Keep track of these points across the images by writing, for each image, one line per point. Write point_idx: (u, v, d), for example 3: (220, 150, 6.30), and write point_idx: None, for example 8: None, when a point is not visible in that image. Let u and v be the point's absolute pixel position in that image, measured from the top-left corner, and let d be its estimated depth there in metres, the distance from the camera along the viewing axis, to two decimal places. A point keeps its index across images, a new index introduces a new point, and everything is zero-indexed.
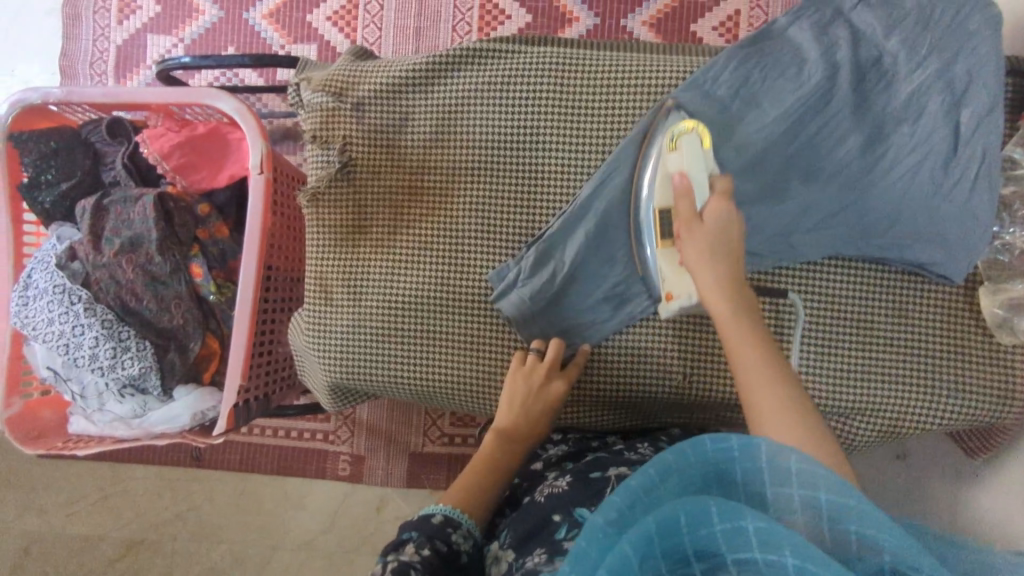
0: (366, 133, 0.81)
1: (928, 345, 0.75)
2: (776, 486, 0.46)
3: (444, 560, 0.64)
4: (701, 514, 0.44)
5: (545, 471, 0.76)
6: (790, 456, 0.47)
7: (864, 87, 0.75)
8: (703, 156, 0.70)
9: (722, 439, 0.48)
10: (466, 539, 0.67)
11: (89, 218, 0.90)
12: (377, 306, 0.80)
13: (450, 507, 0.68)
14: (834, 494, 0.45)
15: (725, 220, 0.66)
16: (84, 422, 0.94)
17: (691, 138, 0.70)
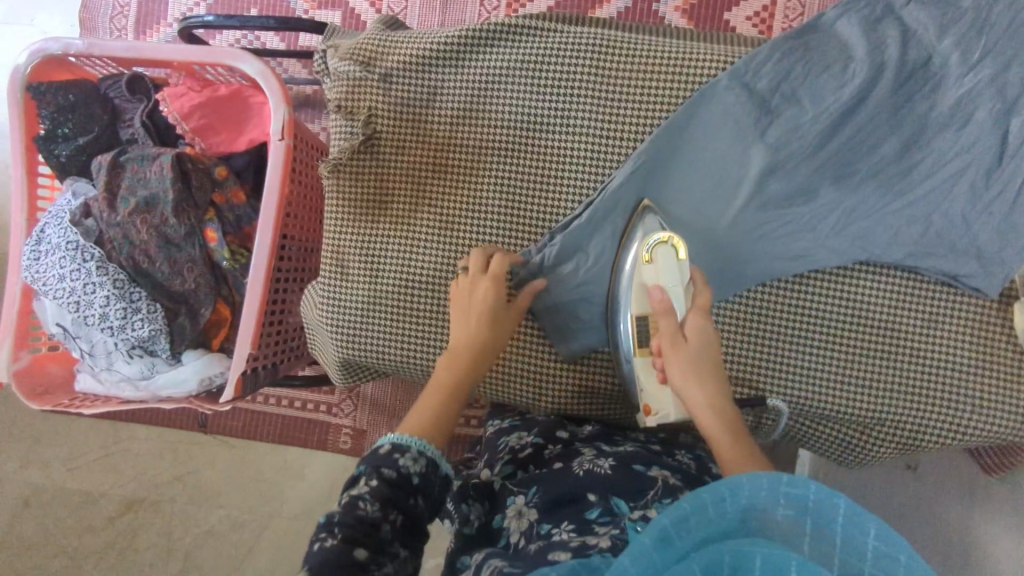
0: (392, 106, 0.79)
1: (956, 361, 0.73)
2: (848, 555, 0.41)
3: (397, 487, 0.56)
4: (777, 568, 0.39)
5: (577, 444, 0.72)
6: (871, 524, 0.41)
7: (912, 88, 0.72)
8: (678, 270, 0.67)
9: (804, 484, 0.43)
10: (417, 460, 0.58)
11: (105, 175, 0.88)
12: (393, 284, 0.79)
13: (398, 433, 0.59)
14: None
15: (706, 334, 0.62)
16: (91, 381, 0.93)
17: (666, 249, 0.68)
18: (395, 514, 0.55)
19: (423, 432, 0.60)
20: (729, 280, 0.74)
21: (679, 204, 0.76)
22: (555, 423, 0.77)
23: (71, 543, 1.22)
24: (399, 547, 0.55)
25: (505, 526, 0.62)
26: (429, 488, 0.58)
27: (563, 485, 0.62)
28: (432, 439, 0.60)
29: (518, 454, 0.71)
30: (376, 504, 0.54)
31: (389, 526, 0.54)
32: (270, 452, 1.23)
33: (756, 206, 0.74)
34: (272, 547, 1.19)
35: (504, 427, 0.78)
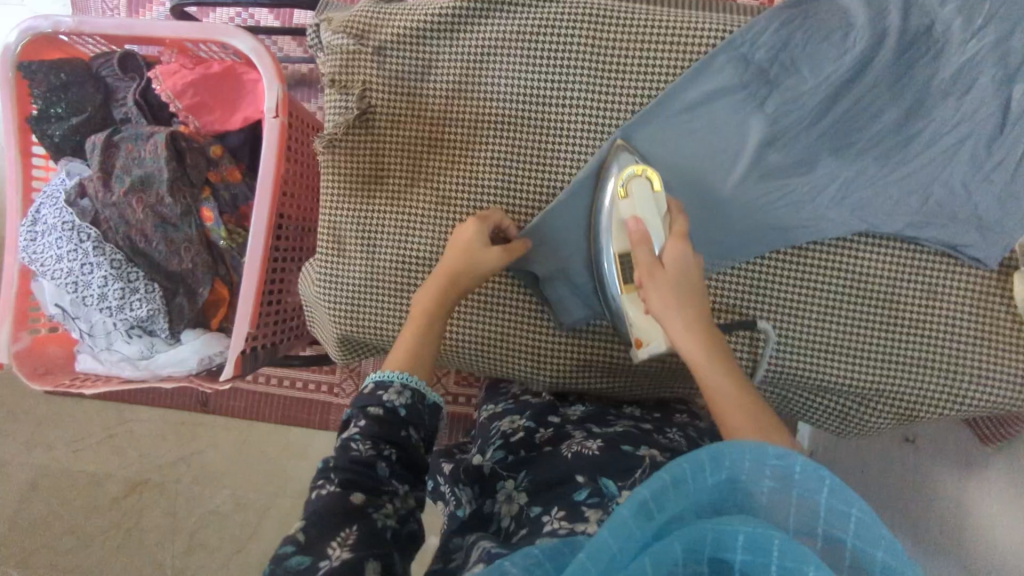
0: (387, 80, 0.78)
1: (955, 331, 0.73)
2: (829, 526, 0.41)
3: (386, 423, 0.57)
4: (761, 542, 0.39)
5: (568, 426, 0.72)
6: (854, 500, 0.41)
7: (913, 56, 0.71)
8: (654, 200, 0.69)
9: (789, 456, 0.42)
10: (402, 392, 0.59)
11: (99, 154, 0.88)
12: (391, 259, 0.78)
13: (381, 372, 0.61)
14: (890, 558, 0.39)
15: (683, 258, 0.63)
16: (92, 361, 0.93)
17: (641, 183, 0.69)
18: (388, 449, 0.56)
19: (407, 367, 0.62)
20: (726, 252, 0.74)
21: (677, 176, 0.75)
22: (550, 405, 0.78)
23: (79, 523, 1.24)
24: (399, 484, 0.56)
25: (495, 510, 0.62)
26: (418, 418, 0.59)
27: (554, 469, 0.62)
28: (416, 373, 0.62)
29: (510, 438, 0.71)
30: (367, 443, 0.55)
31: (385, 463, 0.55)
32: (273, 432, 1.24)
33: (754, 177, 0.74)
34: (277, 525, 1.20)
35: (499, 411, 0.78)
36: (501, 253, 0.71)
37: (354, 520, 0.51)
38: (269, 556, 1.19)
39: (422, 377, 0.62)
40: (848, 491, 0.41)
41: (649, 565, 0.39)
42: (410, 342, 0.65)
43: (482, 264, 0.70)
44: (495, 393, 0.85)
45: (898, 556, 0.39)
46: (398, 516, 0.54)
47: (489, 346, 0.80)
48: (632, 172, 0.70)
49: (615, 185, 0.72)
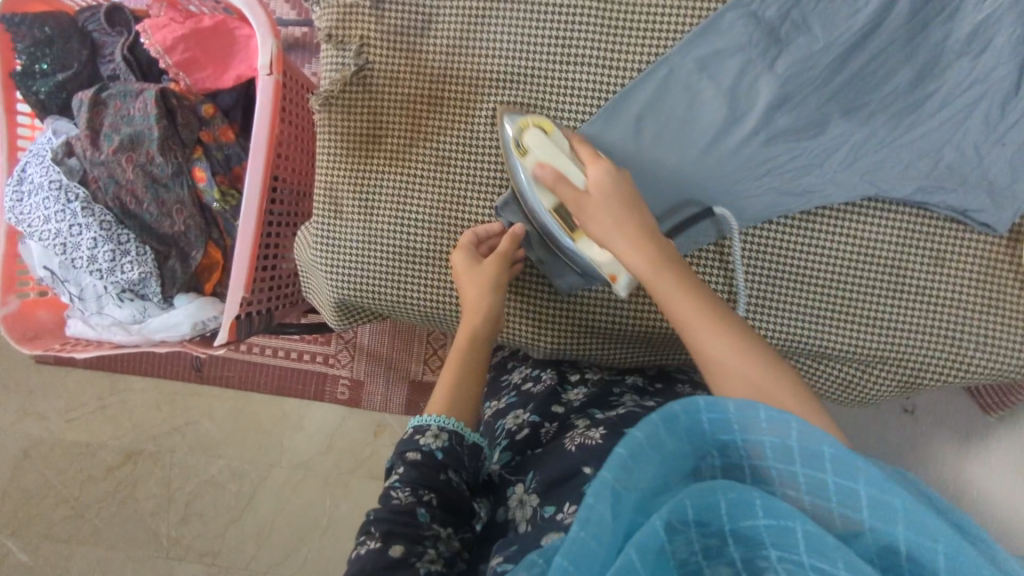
0: (385, 34, 0.75)
1: (963, 295, 0.71)
2: (808, 469, 0.42)
3: (424, 466, 0.57)
4: (744, 506, 0.42)
5: (572, 416, 0.69)
6: (824, 440, 0.42)
7: (926, 16, 0.69)
8: (551, 141, 0.68)
9: (751, 409, 0.43)
10: (439, 436, 0.59)
11: (86, 111, 0.85)
12: (389, 222, 0.77)
13: (418, 416, 0.61)
14: (870, 488, 0.40)
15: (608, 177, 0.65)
16: (82, 326, 0.91)
17: (533, 132, 0.69)
18: (428, 494, 0.56)
19: (446, 409, 0.62)
20: (734, 214, 0.72)
21: (680, 138, 0.73)
22: (553, 392, 0.73)
23: (74, 492, 1.24)
24: (442, 527, 0.56)
25: (510, 517, 0.62)
26: (458, 460, 0.59)
27: (559, 464, 0.62)
28: (454, 414, 0.61)
29: (516, 437, 0.68)
30: (407, 490, 0.56)
31: (425, 508, 0.56)
32: (267, 403, 1.23)
33: (762, 141, 0.72)
34: (272, 496, 1.20)
35: (501, 407, 0.74)
36: (493, 260, 0.71)
37: (395, 573, 0.52)
38: (265, 526, 1.20)
39: (461, 418, 0.62)
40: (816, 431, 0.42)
41: (634, 554, 0.40)
42: (449, 380, 0.64)
43: (486, 276, 0.70)
44: (496, 386, 0.80)
45: (874, 481, 0.40)
46: (442, 561, 0.55)
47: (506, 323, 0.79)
48: (518, 129, 0.70)
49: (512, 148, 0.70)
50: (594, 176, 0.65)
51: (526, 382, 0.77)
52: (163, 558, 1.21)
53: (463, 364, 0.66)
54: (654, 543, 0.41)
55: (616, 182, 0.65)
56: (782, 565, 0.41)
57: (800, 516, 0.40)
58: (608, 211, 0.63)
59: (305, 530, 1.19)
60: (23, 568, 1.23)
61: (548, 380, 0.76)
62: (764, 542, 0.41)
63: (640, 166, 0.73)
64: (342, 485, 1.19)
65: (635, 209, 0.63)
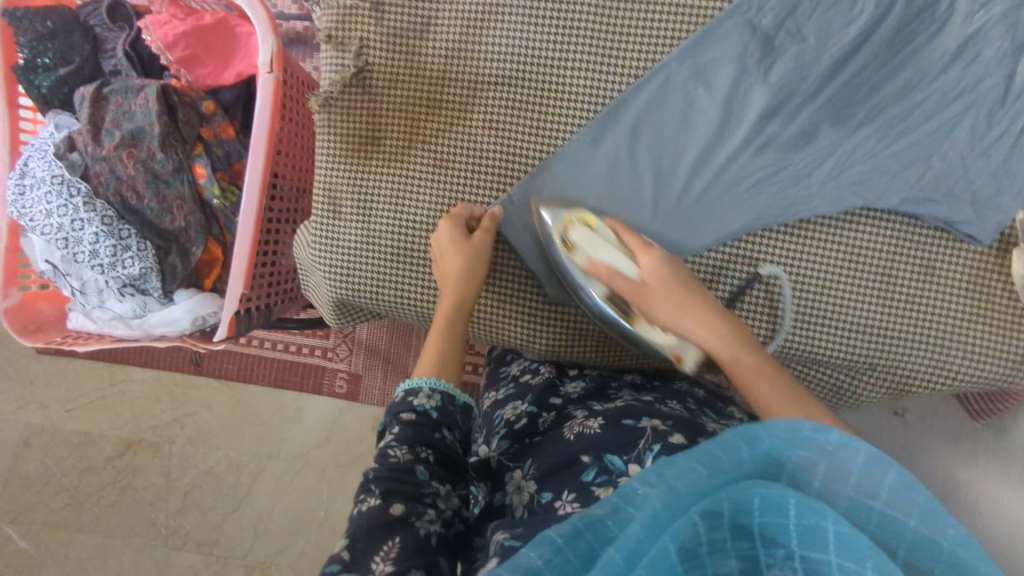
0: (385, 37, 0.76)
1: (950, 306, 0.72)
2: (861, 491, 0.43)
3: (419, 425, 0.58)
4: (778, 504, 0.42)
5: (570, 407, 0.70)
6: (888, 471, 0.43)
7: (918, 28, 0.69)
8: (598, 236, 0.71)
9: (824, 430, 0.44)
10: (432, 396, 0.60)
11: (88, 107, 0.85)
12: (388, 222, 0.77)
13: (408, 381, 0.62)
14: (890, 506, 0.43)
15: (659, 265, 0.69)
16: (84, 319, 0.92)
17: (580, 229, 0.71)
18: (425, 451, 0.57)
19: (435, 372, 0.63)
20: (727, 220, 0.73)
21: (676, 144, 0.74)
22: (550, 384, 0.74)
23: (73, 481, 1.25)
24: (440, 484, 0.57)
25: (508, 502, 0.62)
26: (451, 419, 0.60)
27: (557, 453, 0.62)
28: (442, 376, 0.63)
29: (514, 426, 0.68)
30: (404, 448, 0.56)
31: (423, 465, 0.56)
32: (265, 396, 1.24)
33: (755, 148, 0.72)
34: (270, 487, 1.22)
35: (500, 398, 0.75)
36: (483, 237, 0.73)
37: (396, 531, 0.52)
38: (262, 517, 1.21)
39: (449, 381, 0.63)
40: (848, 445, 0.44)
41: (668, 540, 0.41)
42: (435, 353, 0.65)
43: (474, 249, 0.72)
44: (495, 378, 0.82)
45: (899, 503, 0.43)
46: (441, 519, 0.55)
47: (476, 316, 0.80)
48: (562, 228, 0.72)
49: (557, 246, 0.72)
50: (648, 268, 0.69)
51: (524, 374, 0.78)
52: (161, 546, 1.23)
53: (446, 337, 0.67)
54: (684, 533, 0.41)
55: (667, 269, 0.69)
56: (803, 563, 0.40)
57: (835, 518, 0.40)
58: (670, 299, 0.68)
59: (302, 520, 1.20)
60: (23, 555, 1.24)
61: (546, 373, 0.77)
62: (785, 540, 0.41)
63: (629, 173, 0.74)
64: (340, 478, 1.21)
65: (697, 292, 0.68)
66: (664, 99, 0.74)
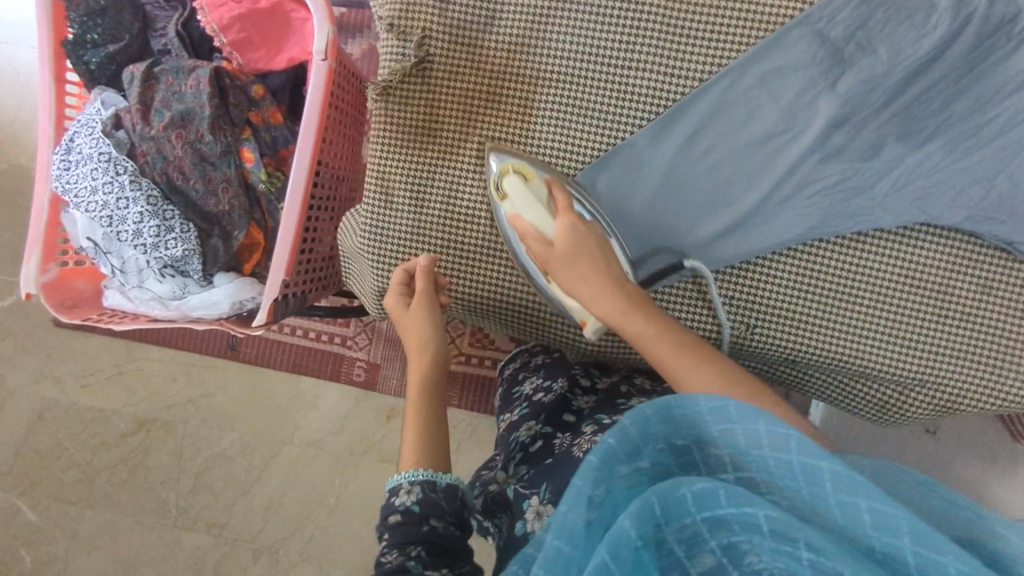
0: (447, 28, 0.75)
1: (1005, 326, 0.72)
2: (806, 476, 0.43)
3: (406, 525, 0.56)
4: (708, 496, 0.43)
5: (583, 423, 0.70)
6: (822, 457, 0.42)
7: (991, 46, 0.69)
8: (529, 192, 0.70)
9: (720, 404, 0.46)
10: (411, 491, 0.58)
11: (139, 85, 0.85)
12: (440, 215, 0.77)
13: (392, 478, 0.60)
14: (804, 456, 0.43)
15: (574, 228, 0.68)
16: (119, 298, 0.92)
17: (512, 177, 0.72)
18: (414, 548, 0.55)
19: (416, 461, 0.61)
20: (781, 231, 0.73)
21: (730, 152, 0.74)
22: (564, 399, 0.73)
23: (85, 456, 1.25)
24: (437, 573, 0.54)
25: (528, 530, 0.60)
26: (438, 507, 0.57)
27: (569, 470, 0.62)
28: (421, 462, 0.60)
29: (530, 449, 0.68)
30: (394, 552, 0.55)
31: (415, 561, 0.54)
32: (283, 380, 1.24)
33: (816, 159, 0.72)
34: (283, 472, 1.22)
35: (514, 420, 0.73)
36: (419, 302, 0.71)
37: None
38: (274, 500, 1.21)
39: (430, 466, 0.60)
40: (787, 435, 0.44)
41: (606, 555, 0.41)
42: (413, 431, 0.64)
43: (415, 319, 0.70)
44: (508, 401, 0.79)
45: (847, 484, 0.42)
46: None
47: (512, 312, 0.79)
48: (497, 174, 0.73)
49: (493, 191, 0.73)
50: (564, 229, 0.68)
51: (537, 392, 0.76)
52: (170, 525, 1.23)
53: (426, 413, 0.66)
54: (629, 544, 0.42)
55: (579, 234, 0.68)
56: (767, 551, 0.41)
57: (763, 503, 0.41)
58: (576, 261, 0.67)
59: (312, 507, 1.20)
60: (31, 527, 1.25)
61: (559, 389, 0.75)
62: (732, 526, 0.42)
63: (678, 179, 0.75)
64: (353, 466, 1.20)
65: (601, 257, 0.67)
66: (726, 106, 0.73)
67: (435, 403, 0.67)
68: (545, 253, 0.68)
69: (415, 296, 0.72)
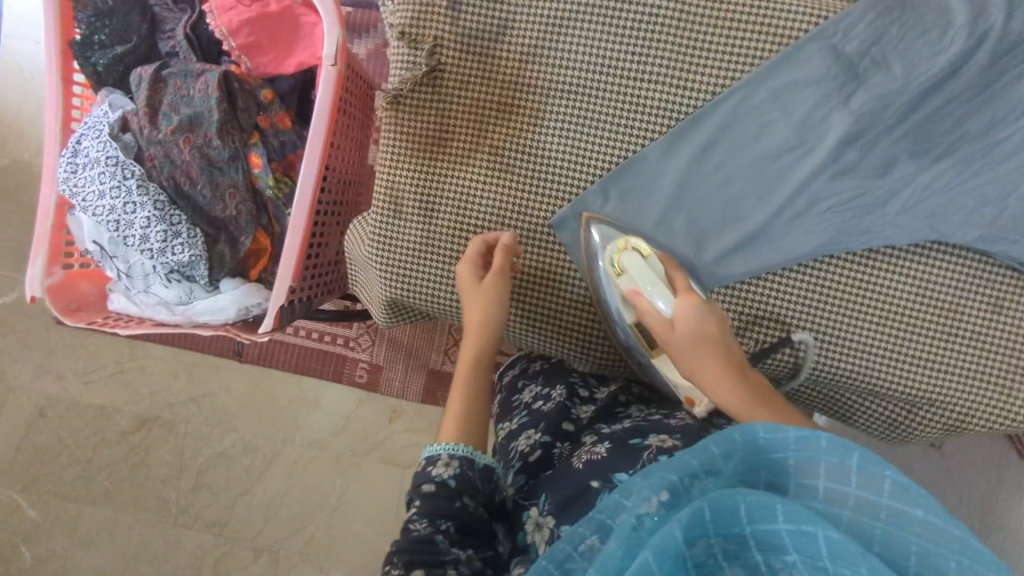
0: (460, 37, 0.75)
1: (1015, 345, 0.71)
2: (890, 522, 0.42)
3: (439, 497, 0.56)
4: (765, 509, 0.42)
5: (583, 433, 0.68)
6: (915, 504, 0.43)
7: (1004, 65, 0.69)
8: (651, 269, 0.68)
9: (813, 434, 0.46)
10: (450, 464, 0.58)
11: (146, 88, 0.84)
12: (450, 225, 0.77)
13: (430, 447, 0.60)
14: (898, 502, 0.43)
15: (695, 311, 0.63)
16: (124, 301, 0.91)
17: (632, 255, 0.69)
18: (446, 522, 0.55)
19: (458, 437, 0.60)
20: (793, 246, 0.72)
21: (743, 166, 0.73)
22: (563, 409, 0.71)
23: (87, 454, 1.25)
24: (462, 549, 0.55)
25: (528, 541, 0.59)
26: (472, 486, 0.57)
27: (568, 481, 0.60)
28: (463, 440, 0.60)
29: (528, 458, 0.67)
30: (425, 521, 0.55)
31: (444, 534, 0.54)
32: (286, 380, 1.23)
33: (829, 174, 0.72)
34: (284, 472, 1.21)
35: (514, 429, 0.72)
36: (496, 277, 0.70)
37: None
38: (275, 500, 1.21)
39: (472, 444, 0.60)
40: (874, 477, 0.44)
41: (651, 556, 0.41)
42: (455, 416, 0.62)
43: (491, 291, 0.69)
44: (507, 407, 0.78)
45: (935, 535, 0.41)
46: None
47: (522, 323, 0.79)
48: (616, 248, 0.70)
49: (607, 266, 0.71)
50: (684, 308, 0.64)
51: (536, 401, 0.74)
52: (171, 524, 1.22)
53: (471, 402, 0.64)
54: (674, 547, 0.41)
55: (703, 317, 0.63)
56: (806, 569, 0.40)
57: (826, 524, 0.40)
58: (702, 347, 0.61)
59: (312, 508, 1.20)
60: (31, 524, 1.24)
61: (558, 397, 0.73)
62: (786, 546, 0.41)
63: (689, 193, 0.74)
64: (354, 467, 1.20)
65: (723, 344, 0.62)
66: (739, 120, 0.73)
67: (481, 393, 0.65)
68: (666, 333, 0.63)
69: (493, 272, 0.71)
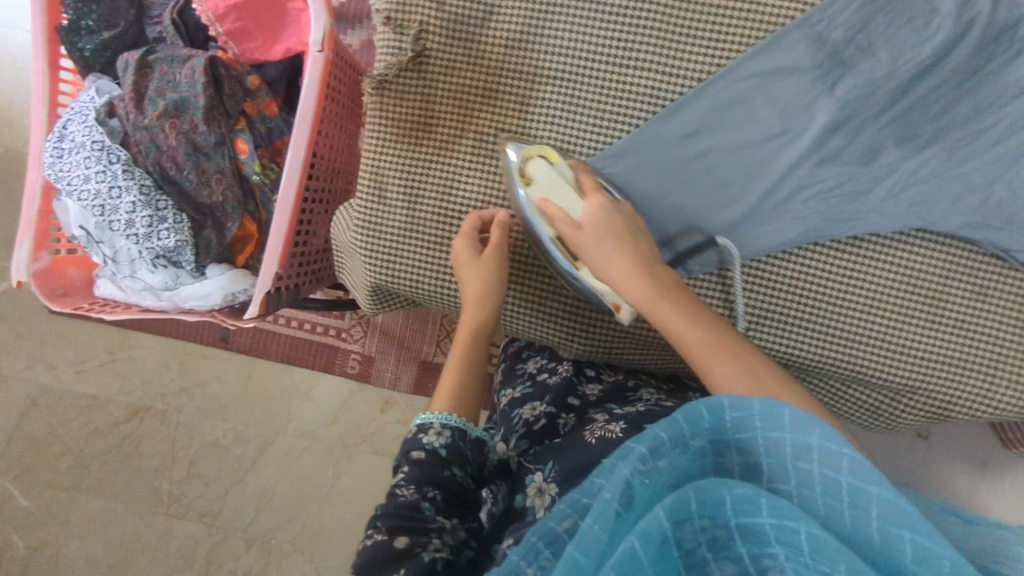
0: (445, 23, 0.75)
1: (999, 333, 0.72)
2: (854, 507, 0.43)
3: (427, 465, 0.56)
4: (751, 503, 0.43)
5: (590, 411, 0.70)
6: (875, 485, 0.42)
7: (990, 53, 0.68)
8: (558, 176, 0.69)
9: (777, 410, 0.46)
10: (442, 433, 0.58)
11: (133, 74, 0.84)
12: (434, 210, 0.77)
13: (422, 414, 0.60)
14: (856, 480, 0.43)
15: (602, 212, 0.66)
16: (112, 287, 0.91)
17: (539, 162, 0.69)
18: (432, 490, 0.55)
19: (448, 408, 0.61)
20: (778, 235, 0.72)
21: (728, 154, 0.73)
22: (569, 384, 0.73)
23: (79, 443, 1.25)
24: (446, 518, 0.55)
25: (528, 505, 0.61)
26: (461, 457, 0.58)
27: (579, 456, 0.61)
28: (455, 411, 0.61)
29: (533, 426, 0.68)
30: (411, 488, 0.55)
31: (429, 502, 0.55)
32: (277, 371, 1.23)
33: (814, 162, 0.72)
34: (275, 462, 1.22)
35: (517, 395, 0.74)
36: (494, 255, 0.71)
37: (401, 564, 0.51)
38: (267, 491, 1.21)
39: (462, 416, 0.61)
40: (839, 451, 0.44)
41: (636, 542, 0.41)
42: (447, 388, 0.63)
43: (490, 267, 0.70)
44: (512, 374, 0.80)
45: (901, 519, 0.41)
46: (449, 549, 0.54)
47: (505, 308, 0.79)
48: (522, 159, 0.70)
49: (514, 176, 0.71)
50: (592, 211, 0.66)
51: (541, 373, 0.76)
52: (163, 514, 1.23)
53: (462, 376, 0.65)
54: (658, 531, 0.43)
55: (611, 218, 0.66)
56: (790, 564, 0.42)
57: (806, 518, 0.42)
58: (608, 244, 0.65)
59: (304, 498, 1.20)
60: (23, 513, 1.25)
61: (564, 372, 0.76)
62: (769, 539, 0.43)
63: (674, 180, 0.74)
64: (346, 458, 1.20)
65: (632, 239, 0.65)
66: (724, 107, 0.73)
67: (475, 367, 0.66)
68: (575, 235, 0.66)
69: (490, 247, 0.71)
